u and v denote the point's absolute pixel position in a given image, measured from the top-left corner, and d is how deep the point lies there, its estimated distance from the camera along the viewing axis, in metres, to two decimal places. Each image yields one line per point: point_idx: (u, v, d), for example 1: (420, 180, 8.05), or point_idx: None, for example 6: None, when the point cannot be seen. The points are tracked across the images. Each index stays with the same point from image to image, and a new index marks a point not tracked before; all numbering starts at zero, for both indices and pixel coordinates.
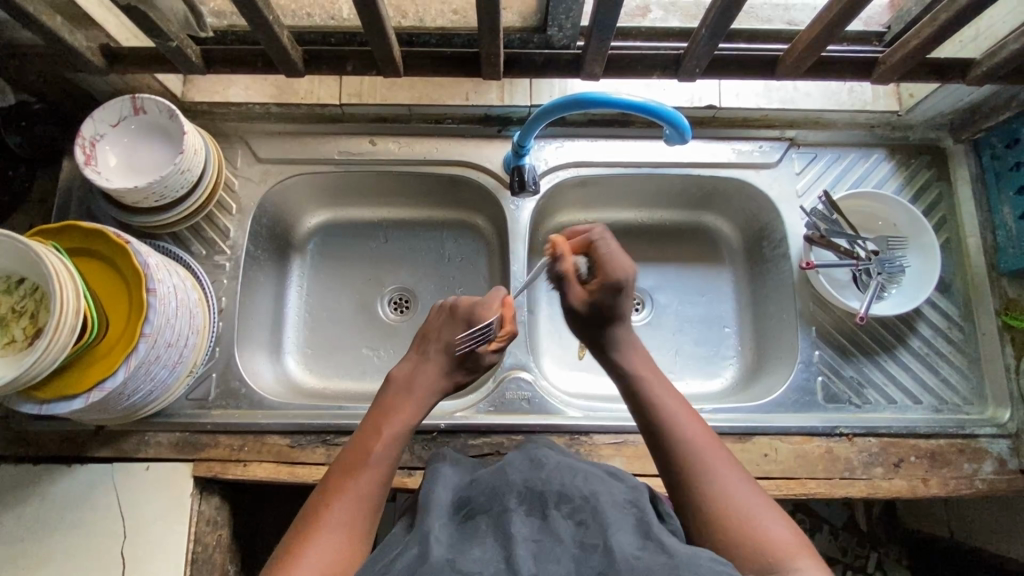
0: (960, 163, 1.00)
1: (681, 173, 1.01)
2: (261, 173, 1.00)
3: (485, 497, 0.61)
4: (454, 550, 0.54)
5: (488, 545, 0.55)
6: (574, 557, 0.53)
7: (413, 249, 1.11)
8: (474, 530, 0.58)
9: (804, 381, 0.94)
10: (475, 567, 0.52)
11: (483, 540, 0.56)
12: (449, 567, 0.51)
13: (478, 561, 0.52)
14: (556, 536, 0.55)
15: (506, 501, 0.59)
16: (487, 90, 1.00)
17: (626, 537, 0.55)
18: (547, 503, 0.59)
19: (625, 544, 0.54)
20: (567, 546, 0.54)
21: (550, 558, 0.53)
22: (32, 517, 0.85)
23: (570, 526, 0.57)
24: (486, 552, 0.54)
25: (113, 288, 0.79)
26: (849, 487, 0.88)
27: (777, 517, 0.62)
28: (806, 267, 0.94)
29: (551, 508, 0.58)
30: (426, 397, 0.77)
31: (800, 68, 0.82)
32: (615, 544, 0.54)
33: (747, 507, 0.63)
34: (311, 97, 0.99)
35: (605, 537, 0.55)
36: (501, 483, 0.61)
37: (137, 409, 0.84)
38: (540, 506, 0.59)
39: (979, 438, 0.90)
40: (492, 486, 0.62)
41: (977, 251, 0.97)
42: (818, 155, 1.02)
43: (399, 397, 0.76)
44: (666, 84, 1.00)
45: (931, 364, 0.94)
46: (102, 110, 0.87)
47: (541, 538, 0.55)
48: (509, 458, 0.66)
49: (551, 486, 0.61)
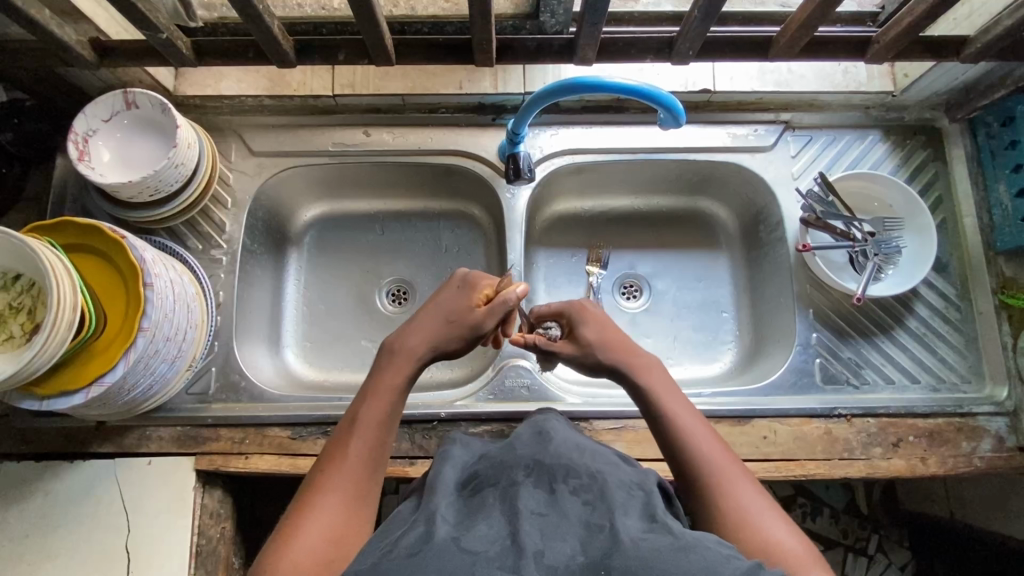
0: (955, 142, 1.00)
1: (677, 158, 1.01)
2: (256, 166, 1.00)
3: (491, 473, 0.63)
4: (456, 528, 0.54)
5: (493, 519, 0.55)
6: (580, 535, 0.53)
7: (411, 240, 1.11)
8: (479, 503, 0.58)
9: (801, 363, 0.94)
10: (481, 546, 0.51)
11: (486, 515, 0.56)
12: (451, 545, 0.51)
13: (482, 537, 0.52)
14: (563, 513, 0.56)
15: (511, 475, 0.61)
16: (481, 77, 0.99)
17: (632, 519, 0.55)
18: (554, 478, 0.60)
19: (630, 525, 0.54)
20: (573, 522, 0.55)
21: (556, 533, 0.53)
22: (36, 513, 0.85)
23: (576, 502, 0.58)
24: (491, 527, 0.54)
25: (113, 284, 0.79)
26: (848, 467, 0.88)
27: (781, 522, 0.59)
28: (801, 250, 0.94)
29: (558, 483, 0.60)
30: (423, 352, 0.71)
31: (794, 48, 0.81)
32: (620, 525, 0.54)
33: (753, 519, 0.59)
34: (303, 88, 0.99)
35: (611, 518, 0.55)
36: (508, 460, 0.64)
37: (138, 403, 0.84)
38: (547, 481, 0.60)
39: (977, 416, 0.91)
40: (499, 463, 0.64)
41: (973, 231, 0.97)
42: (813, 137, 1.01)
43: (389, 359, 0.71)
44: (661, 69, 1.00)
45: (928, 345, 0.95)
46: (94, 106, 0.86)
47: (547, 512, 0.56)
48: (518, 433, 0.70)
49: (558, 461, 0.63)
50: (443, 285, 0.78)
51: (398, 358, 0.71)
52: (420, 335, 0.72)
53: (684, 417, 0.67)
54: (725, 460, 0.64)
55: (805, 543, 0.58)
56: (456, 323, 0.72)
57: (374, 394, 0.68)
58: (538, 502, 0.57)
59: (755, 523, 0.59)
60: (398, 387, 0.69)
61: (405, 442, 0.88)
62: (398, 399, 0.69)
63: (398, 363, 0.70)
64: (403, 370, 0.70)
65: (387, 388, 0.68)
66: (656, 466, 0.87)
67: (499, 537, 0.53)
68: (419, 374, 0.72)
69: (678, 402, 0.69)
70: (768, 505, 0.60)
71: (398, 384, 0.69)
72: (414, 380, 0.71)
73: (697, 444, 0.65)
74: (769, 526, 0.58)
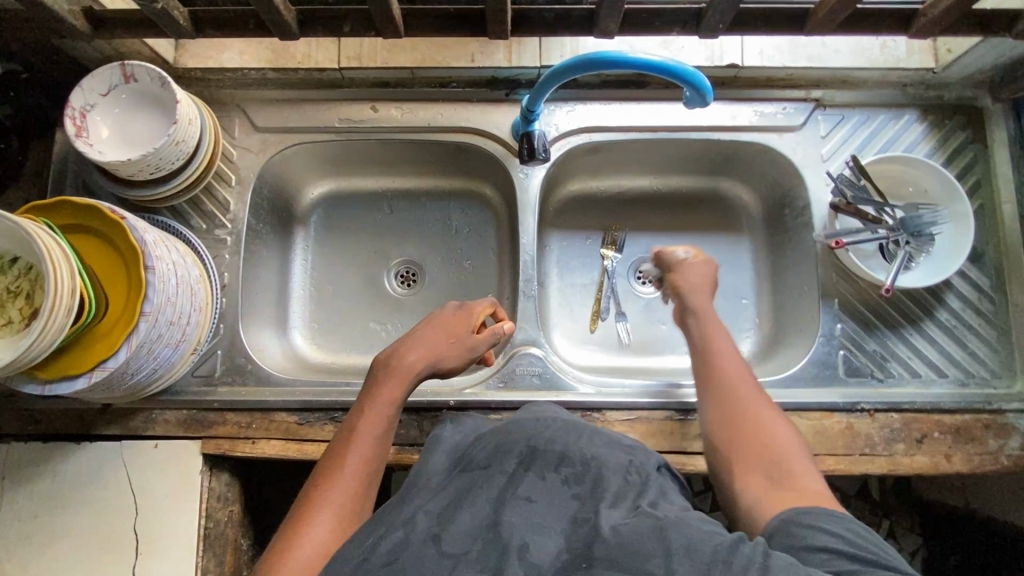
0: (998, 123, 0.94)
1: (700, 138, 0.96)
2: (260, 143, 0.96)
3: (483, 456, 0.61)
4: (439, 520, 0.53)
5: (477, 507, 0.54)
6: (566, 529, 0.52)
7: (421, 220, 1.07)
8: (466, 487, 0.56)
9: (824, 355, 0.91)
10: (461, 544, 0.50)
11: (471, 504, 0.54)
12: (430, 548, 0.50)
13: (464, 530, 0.51)
14: (550, 502, 0.54)
15: (504, 461, 0.59)
16: (494, 50, 0.94)
17: (618, 510, 0.54)
18: (546, 465, 0.58)
19: (615, 516, 0.53)
20: (560, 514, 0.54)
21: (541, 526, 0.52)
22: (45, 493, 0.85)
23: (567, 492, 0.56)
24: (473, 515, 0.53)
25: (113, 267, 0.76)
26: (869, 463, 0.85)
27: (785, 432, 0.67)
28: (834, 245, 0.88)
29: (550, 471, 0.58)
30: (421, 368, 0.74)
31: (832, 22, 0.76)
32: (606, 516, 0.53)
33: (756, 423, 0.68)
34: (308, 61, 0.95)
35: (598, 509, 0.54)
36: (502, 444, 0.62)
37: (143, 387, 0.83)
38: (539, 466, 0.58)
39: (1006, 413, 0.87)
40: (492, 446, 0.62)
41: (1012, 219, 0.92)
42: (845, 117, 0.96)
43: (385, 374, 0.72)
44: (685, 42, 0.94)
45: (958, 338, 0.91)
46: (91, 79, 0.82)
47: (535, 499, 0.54)
48: (515, 420, 0.67)
49: (552, 448, 0.60)
50: (439, 309, 0.82)
51: (397, 372, 0.72)
52: (418, 351, 0.74)
53: (723, 339, 0.77)
54: (748, 383, 0.72)
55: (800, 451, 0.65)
56: (457, 342, 0.78)
57: (370, 408, 0.69)
58: (528, 488, 0.55)
59: (759, 430, 0.67)
60: (395, 400, 0.70)
61: (413, 429, 0.86)
62: (393, 412, 0.70)
63: (396, 377, 0.72)
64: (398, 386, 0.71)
65: (384, 401, 0.69)
66: (670, 458, 0.85)
67: (481, 528, 0.52)
68: (412, 389, 0.74)
69: (722, 334, 0.78)
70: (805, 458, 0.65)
71: (395, 397, 0.70)
72: (409, 394, 0.73)
73: (729, 361, 0.74)
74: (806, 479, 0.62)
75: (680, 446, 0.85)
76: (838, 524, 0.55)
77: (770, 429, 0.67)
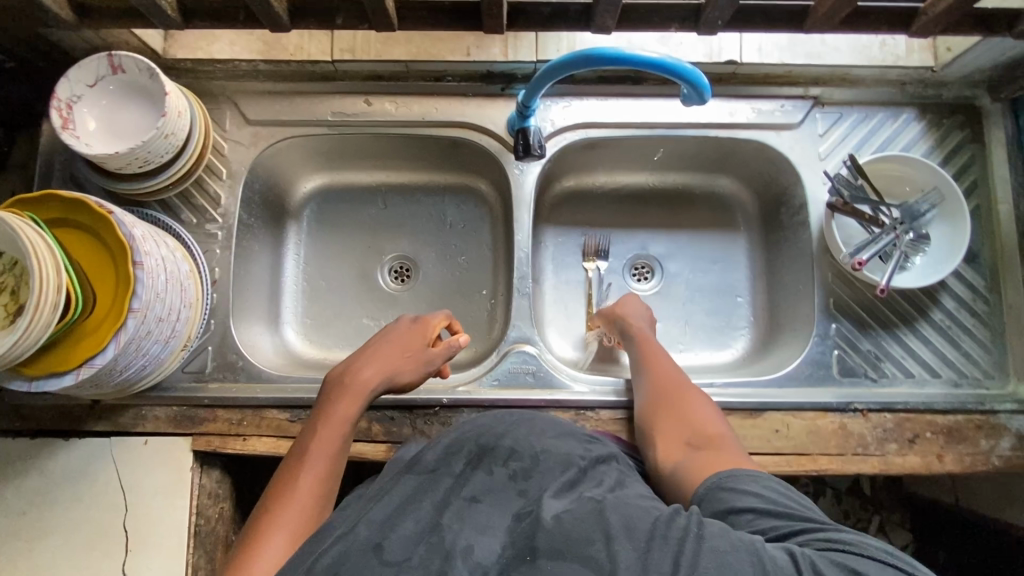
0: (996, 123, 0.94)
1: (698, 134, 0.95)
2: (251, 136, 0.95)
3: (435, 458, 0.68)
4: (386, 526, 0.58)
5: (423, 509, 0.60)
6: (508, 525, 0.58)
7: (415, 215, 1.06)
8: (420, 488, 0.63)
9: (818, 355, 0.90)
10: (405, 550, 0.55)
11: (416, 509, 0.60)
12: (374, 556, 0.54)
13: (411, 533, 0.57)
14: (495, 500, 0.61)
15: (451, 464, 0.66)
16: (490, 43, 0.93)
17: (558, 500, 0.60)
18: (493, 462, 0.66)
19: (555, 506, 0.58)
20: (504, 513, 0.60)
21: (484, 528, 0.58)
22: (33, 490, 0.84)
23: (512, 490, 0.63)
24: (421, 517, 0.59)
25: (101, 261, 0.75)
26: (861, 463, 0.85)
27: (716, 421, 0.76)
28: (856, 266, 0.84)
29: (495, 467, 0.66)
30: (374, 385, 0.75)
31: (832, 19, 0.75)
32: (545, 506, 0.58)
33: (692, 417, 0.77)
34: (300, 53, 0.93)
35: (538, 502, 0.59)
36: (453, 444, 0.69)
37: (132, 383, 0.82)
38: (487, 464, 0.66)
39: (998, 414, 0.87)
40: (443, 445, 0.69)
41: (1008, 220, 0.92)
42: (843, 115, 0.95)
43: (338, 395, 0.74)
44: (683, 37, 0.94)
45: (952, 338, 0.91)
46: (77, 70, 0.81)
47: (480, 498, 0.62)
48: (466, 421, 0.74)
49: (499, 446, 0.68)
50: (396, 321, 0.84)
51: (349, 391, 0.74)
52: (369, 369, 0.76)
53: (657, 351, 0.86)
54: (682, 385, 0.81)
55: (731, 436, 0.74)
56: (411, 358, 0.79)
57: (322, 428, 0.70)
58: (474, 488, 0.63)
59: (694, 423, 0.76)
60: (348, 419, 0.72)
61: (406, 427, 0.86)
62: (346, 430, 0.71)
63: (348, 396, 0.73)
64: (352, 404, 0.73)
65: (337, 421, 0.71)
66: None
67: (427, 529, 0.58)
68: (367, 407, 0.75)
69: (659, 348, 0.86)
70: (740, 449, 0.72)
71: (347, 416, 0.72)
72: (364, 412, 0.74)
73: (665, 369, 0.83)
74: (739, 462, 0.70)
75: None
76: (758, 484, 0.62)
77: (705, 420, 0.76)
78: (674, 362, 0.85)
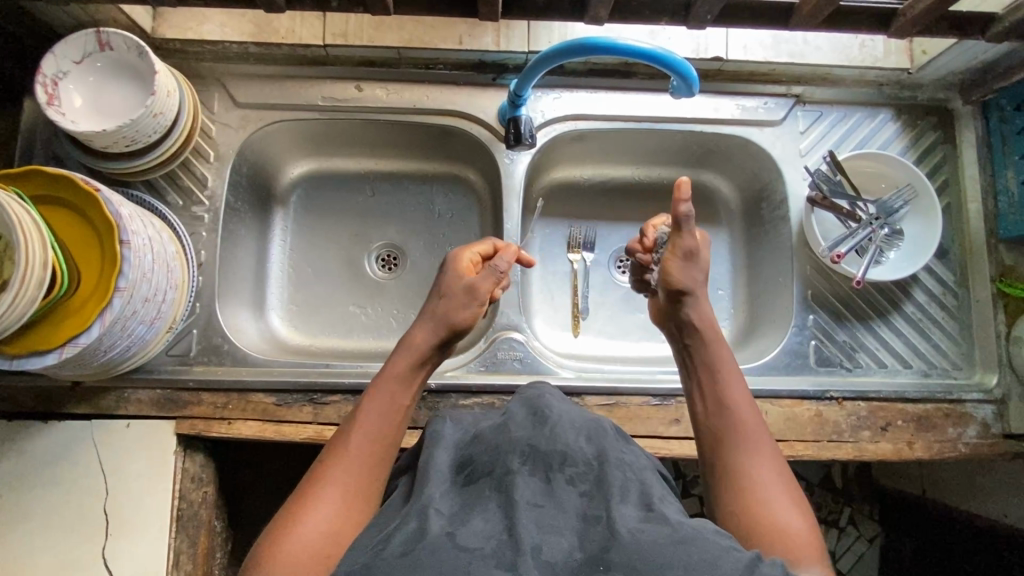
0: (967, 125, 0.98)
1: (683, 129, 0.97)
2: (240, 119, 0.94)
3: (486, 459, 0.61)
4: (451, 522, 0.53)
5: (489, 512, 0.54)
6: (577, 528, 0.53)
7: (403, 203, 1.06)
8: (475, 495, 0.57)
9: (796, 344, 0.93)
10: (477, 541, 0.50)
11: (483, 509, 0.54)
12: (446, 540, 0.50)
13: (477, 533, 0.51)
14: (559, 505, 0.55)
15: (507, 461, 0.59)
16: (482, 33, 0.94)
17: (629, 508, 0.54)
18: (550, 466, 0.58)
19: (627, 515, 0.53)
20: (570, 515, 0.54)
21: (552, 526, 0.52)
22: (9, 473, 0.83)
23: (573, 493, 0.56)
24: (486, 522, 0.53)
25: (87, 240, 0.74)
26: (836, 449, 0.88)
27: (792, 509, 0.60)
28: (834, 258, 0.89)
29: (554, 471, 0.58)
30: (427, 341, 0.74)
31: (816, 18, 0.77)
32: (617, 515, 0.53)
33: (765, 495, 0.61)
34: (291, 37, 0.93)
35: (607, 507, 0.54)
36: (502, 443, 0.61)
37: (116, 364, 0.81)
38: (543, 468, 0.58)
39: (966, 403, 0.91)
40: (495, 446, 0.61)
41: (977, 218, 0.95)
42: (823, 114, 0.98)
43: (396, 354, 0.73)
44: (672, 33, 0.96)
45: (923, 330, 0.94)
46: (63, 45, 0.79)
47: (543, 503, 0.55)
48: (511, 412, 0.66)
49: (554, 447, 0.60)
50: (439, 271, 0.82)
51: (405, 349, 0.73)
52: (423, 327, 0.75)
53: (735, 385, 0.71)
54: (760, 450, 0.65)
55: (810, 535, 0.59)
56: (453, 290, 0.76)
57: (379, 388, 0.70)
58: (533, 492, 0.56)
59: (764, 505, 0.60)
60: (404, 378, 0.71)
61: None
62: (403, 389, 0.71)
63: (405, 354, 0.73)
64: (409, 360, 0.72)
65: (393, 378, 0.71)
66: (646, 443, 0.87)
67: (495, 531, 0.52)
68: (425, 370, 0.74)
69: (738, 379, 0.72)
70: (782, 482, 0.62)
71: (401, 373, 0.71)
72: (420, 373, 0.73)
73: (744, 421, 0.67)
74: (779, 508, 0.60)
75: (657, 430, 0.87)
76: None
77: (780, 500, 0.61)
78: (755, 410, 0.69)
